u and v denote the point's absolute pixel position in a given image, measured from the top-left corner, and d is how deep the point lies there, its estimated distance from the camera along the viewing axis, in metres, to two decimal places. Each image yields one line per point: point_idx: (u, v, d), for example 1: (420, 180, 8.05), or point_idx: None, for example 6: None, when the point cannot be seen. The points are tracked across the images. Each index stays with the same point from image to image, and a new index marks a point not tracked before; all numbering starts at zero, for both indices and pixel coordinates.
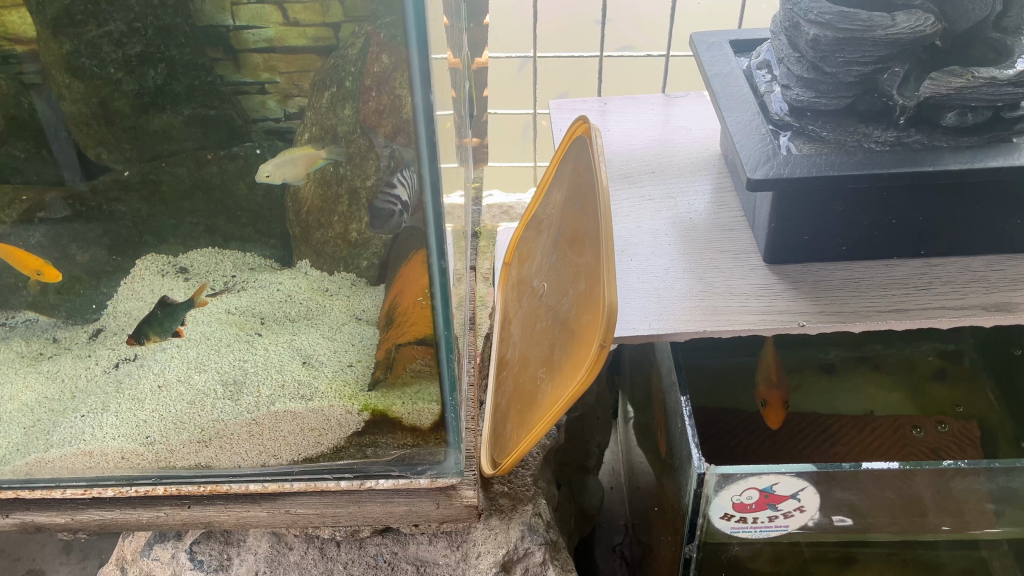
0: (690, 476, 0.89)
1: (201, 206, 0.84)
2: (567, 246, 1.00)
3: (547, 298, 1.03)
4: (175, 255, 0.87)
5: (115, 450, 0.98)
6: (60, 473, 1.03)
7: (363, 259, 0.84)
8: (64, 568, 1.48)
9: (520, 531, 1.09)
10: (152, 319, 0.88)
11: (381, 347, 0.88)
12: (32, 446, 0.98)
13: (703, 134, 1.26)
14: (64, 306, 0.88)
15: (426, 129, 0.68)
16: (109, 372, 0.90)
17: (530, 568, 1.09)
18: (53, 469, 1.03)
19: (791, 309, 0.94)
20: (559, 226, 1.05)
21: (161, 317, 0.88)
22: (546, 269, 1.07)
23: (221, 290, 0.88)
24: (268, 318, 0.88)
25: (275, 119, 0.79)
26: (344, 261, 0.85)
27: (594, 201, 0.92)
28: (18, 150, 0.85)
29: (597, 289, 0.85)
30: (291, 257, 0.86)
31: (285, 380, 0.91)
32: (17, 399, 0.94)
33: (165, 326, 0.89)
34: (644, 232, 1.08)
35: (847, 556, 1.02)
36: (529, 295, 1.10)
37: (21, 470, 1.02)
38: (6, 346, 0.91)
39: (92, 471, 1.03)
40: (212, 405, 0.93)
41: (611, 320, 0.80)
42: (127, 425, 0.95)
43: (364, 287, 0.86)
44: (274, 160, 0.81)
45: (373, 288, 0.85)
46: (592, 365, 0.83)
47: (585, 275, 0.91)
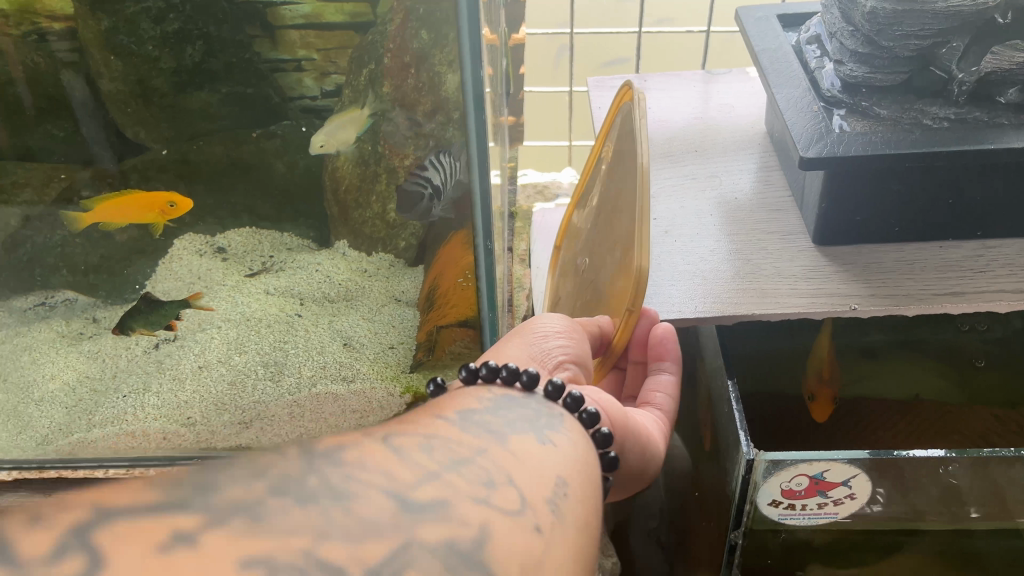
0: (737, 461, 0.85)
1: (243, 186, 0.92)
2: (611, 212, 0.95)
3: (594, 270, 0.97)
4: (212, 235, 0.95)
5: (156, 433, 1.03)
6: (102, 453, 1.06)
7: (401, 239, 0.92)
8: None
9: None
10: (138, 313, 0.95)
11: (423, 328, 0.97)
12: (75, 426, 1.02)
13: (747, 112, 1.24)
14: (104, 287, 0.95)
15: (473, 91, 0.74)
16: (149, 352, 0.98)
17: None
18: (97, 450, 1.06)
19: (842, 292, 0.91)
20: (609, 191, 0.98)
21: (149, 312, 0.95)
22: (594, 239, 1.01)
23: (259, 270, 0.96)
24: (307, 299, 0.97)
25: (312, 97, 0.86)
26: (382, 241, 0.93)
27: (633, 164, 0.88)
28: (58, 129, 0.89)
29: (629, 254, 0.81)
30: (329, 238, 0.94)
31: (325, 362, 1.00)
32: (58, 378, 0.99)
33: (153, 320, 0.95)
34: (692, 216, 1.05)
35: (890, 541, 0.97)
36: (578, 269, 1.05)
37: (65, 449, 1.06)
38: (47, 326, 0.96)
39: (135, 450, 1.06)
40: (252, 386, 1.01)
41: (645, 286, 0.77)
42: (167, 407, 1.01)
43: (403, 269, 0.95)
44: (325, 130, 0.86)
45: (412, 270, 0.95)
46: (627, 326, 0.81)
47: (621, 243, 0.87)
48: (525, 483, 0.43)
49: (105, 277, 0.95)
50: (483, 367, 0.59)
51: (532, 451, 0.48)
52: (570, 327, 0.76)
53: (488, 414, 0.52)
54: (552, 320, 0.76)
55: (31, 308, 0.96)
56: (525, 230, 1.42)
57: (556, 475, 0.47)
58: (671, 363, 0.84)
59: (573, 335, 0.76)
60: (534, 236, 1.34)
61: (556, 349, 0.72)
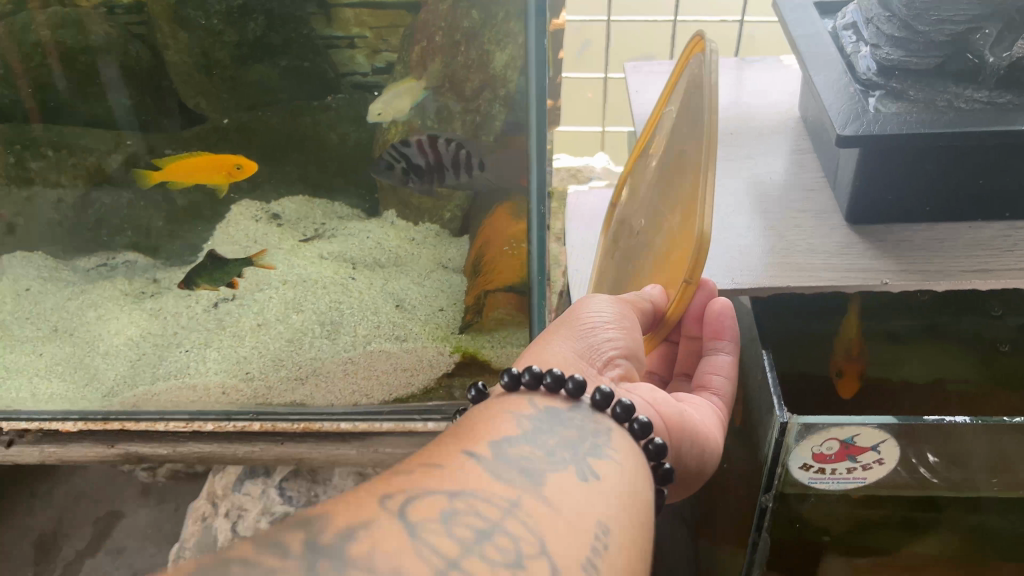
0: (771, 425, 0.89)
1: (299, 156, 0.94)
2: (665, 188, 0.92)
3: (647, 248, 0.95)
4: (268, 202, 0.99)
5: (217, 385, 1.12)
6: (165, 404, 1.15)
7: (447, 210, 0.96)
8: (143, 510, 1.49)
9: None
10: (202, 269, 1.00)
11: (471, 293, 1.02)
12: (140, 379, 1.11)
13: (780, 97, 1.27)
14: (165, 250, 1.01)
15: (535, 41, 0.76)
16: (210, 311, 1.04)
17: None
18: (159, 402, 1.16)
19: (874, 267, 0.94)
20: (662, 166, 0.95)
21: (213, 270, 1.00)
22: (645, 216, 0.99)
23: (312, 236, 1.01)
24: (359, 263, 1.00)
25: (363, 74, 0.88)
26: (428, 212, 0.97)
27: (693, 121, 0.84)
28: (126, 97, 0.93)
29: (689, 221, 0.78)
30: (378, 208, 0.97)
31: (380, 322, 1.05)
32: (123, 334, 1.06)
33: (216, 276, 1.01)
34: (727, 196, 1.09)
35: (906, 517, 0.97)
36: (631, 246, 1.03)
37: (128, 402, 1.15)
38: (110, 285, 1.03)
39: (196, 403, 1.16)
40: (310, 343, 1.07)
41: (705, 256, 0.74)
42: (229, 361, 1.09)
43: (449, 238, 0.99)
44: (384, 98, 0.88)
45: (457, 240, 0.98)
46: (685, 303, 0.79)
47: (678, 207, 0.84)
48: (541, 552, 0.51)
49: (166, 240, 1.01)
50: (526, 371, 0.71)
51: (560, 497, 0.57)
52: (620, 315, 0.81)
53: (520, 446, 0.62)
54: (600, 303, 0.83)
55: (93, 268, 1.02)
56: (560, 211, 1.46)
57: (576, 532, 0.55)
58: (727, 342, 0.86)
59: (626, 324, 0.81)
60: (569, 215, 1.38)
61: (604, 344, 0.80)
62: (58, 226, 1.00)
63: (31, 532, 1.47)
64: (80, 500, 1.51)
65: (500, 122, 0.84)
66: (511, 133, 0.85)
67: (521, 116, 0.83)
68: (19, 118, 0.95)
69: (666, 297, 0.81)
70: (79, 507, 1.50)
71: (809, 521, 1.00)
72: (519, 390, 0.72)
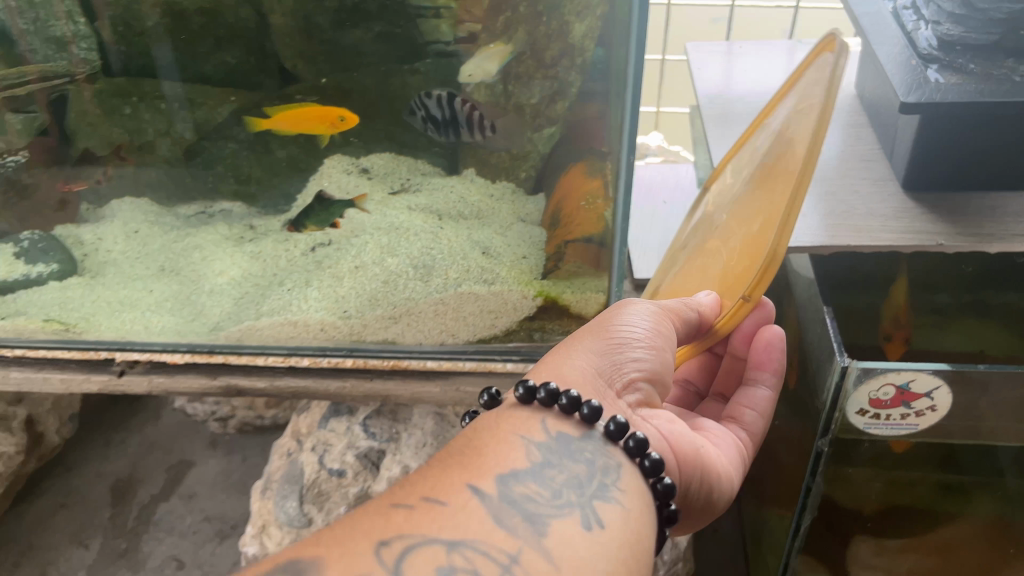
0: (831, 371, 0.95)
1: (384, 118, 1.01)
2: (759, 178, 0.89)
3: (724, 243, 0.93)
4: (358, 157, 1.06)
5: (316, 323, 1.08)
6: (267, 340, 1.12)
7: (522, 171, 1.02)
8: (213, 460, 1.59)
9: None
10: (312, 210, 1.05)
11: (551, 243, 1.03)
12: (245, 314, 1.09)
13: (835, 77, 1.34)
14: (263, 198, 1.09)
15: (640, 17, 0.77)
16: (308, 253, 1.07)
17: None
18: (263, 337, 1.12)
19: (929, 230, 1.00)
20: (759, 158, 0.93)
21: (320, 210, 1.05)
22: (731, 206, 0.97)
23: (400, 189, 1.06)
24: (444, 215, 1.05)
25: (446, 42, 0.93)
26: (505, 171, 1.02)
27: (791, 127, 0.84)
28: (231, 56, 1.00)
29: (766, 230, 0.79)
30: (458, 166, 1.03)
31: (469, 266, 1.04)
32: (225, 274, 1.08)
33: (322, 217, 1.05)
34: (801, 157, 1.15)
35: (942, 479, 1.06)
36: (707, 242, 1.01)
37: (234, 336, 1.12)
38: (213, 230, 1.10)
39: (294, 340, 1.12)
40: (404, 285, 1.05)
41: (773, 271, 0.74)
42: (328, 297, 1.06)
43: (523, 196, 1.04)
44: (475, 59, 0.93)
45: (532, 197, 1.04)
46: (739, 317, 0.80)
47: (757, 212, 0.85)
48: None
49: (262, 188, 1.08)
50: (543, 389, 0.71)
51: (560, 549, 0.59)
52: (657, 330, 0.79)
53: (528, 483, 0.64)
54: (637, 311, 0.81)
55: (193, 215, 1.10)
56: None
57: None
58: (769, 376, 0.90)
59: (659, 341, 0.79)
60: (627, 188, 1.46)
61: (631, 363, 0.78)
62: (162, 175, 1.08)
63: (109, 477, 1.55)
64: (153, 449, 1.61)
65: (577, 88, 0.91)
66: (583, 102, 0.92)
67: (593, 84, 0.90)
68: (123, 72, 1.02)
69: (718, 308, 0.82)
70: (152, 455, 1.59)
71: (854, 479, 1.06)
72: (533, 402, 0.72)
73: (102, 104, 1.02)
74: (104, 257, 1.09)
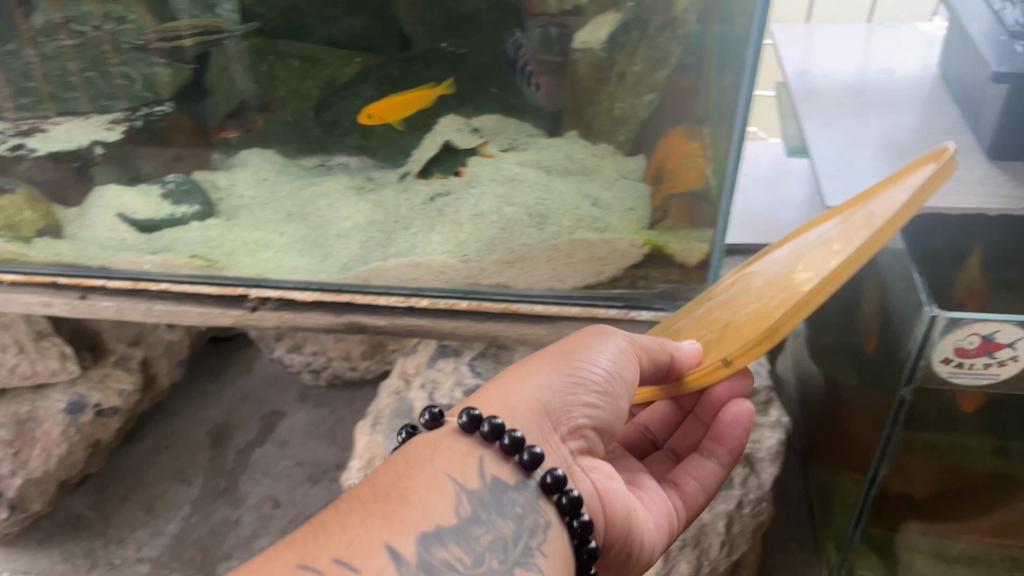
0: (919, 323, 0.99)
1: (496, 81, 1.02)
2: (787, 257, 0.91)
3: (734, 303, 0.95)
4: (470, 117, 1.08)
5: (439, 265, 1.19)
6: (392, 281, 1.24)
7: (622, 133, 1.04)
8: (303, 411, 1.68)
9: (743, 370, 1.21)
10: (438, 160, 1.10)
11: (655, 197, 1.08)
12: (374, 255, 1.21)
13: (917, 59, 1.41)
14: (381, 152, 1.12)
15: None
16: (427, 202, 1.13)
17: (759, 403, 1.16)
18: (387, 278, 1.24)
19: (1014, 194, 1.07)
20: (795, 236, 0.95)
21: (446, 160, 1.10)
22: (776, 244, 0.99)
23: (508, 148, 1.09)
24: (552, 170, 1.09)
25: (552, 14, 0.95)
26: (606, 134, 1.05)
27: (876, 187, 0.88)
28: (358, 22, 1.01)
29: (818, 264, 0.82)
30: (560, 128, 1.06)
31: (581, 216, 1.12)
32: (352, 219, 1.18)
33: (446, 166, 1.10)
34: (897, 130, 1.23)
35: (999, 445, 1.07)
36: (714, 297, 1.02)
37: (361, 276, 1.24)
38: (337, 177, 1.15)
39: (417, 282, 1.24)
40: (520, 232, 1.14)
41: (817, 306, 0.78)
42: (450, 243, 1.17)
43: (620, 156, 1.07)
44: (587, 28, 0.95)
45: (631, 158, 1.06)
46: (709, 376, 0.87)
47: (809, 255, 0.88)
48: None
49: (383, 143, 1.11)
50: (487, 423, 0.75)
51: None
52: (614, 380, 0.84)
53: (449, 547, 0.67)
54: (610, 352, 0.85)
55: (313, 167, 1.15)
56: None
57: None
58: (724, 451, 0.93)
59: (616, 386, 0.84)
60: None
61: (581, 408, 0.82)
62: (287, 128, 1.12)
63: (207, 423, 1.66)
64: (247, 399, 1.71)
65: (676, 60, 0.95)
66: (676, 76, 0.96)
67: (689, 59, 0.94)
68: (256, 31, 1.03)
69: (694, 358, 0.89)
70: (246, 405, 1.69)
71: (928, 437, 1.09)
72: (474, 433, 0.76)
73: (243, 62, 1.06)
74: (236, 201, 1.18)
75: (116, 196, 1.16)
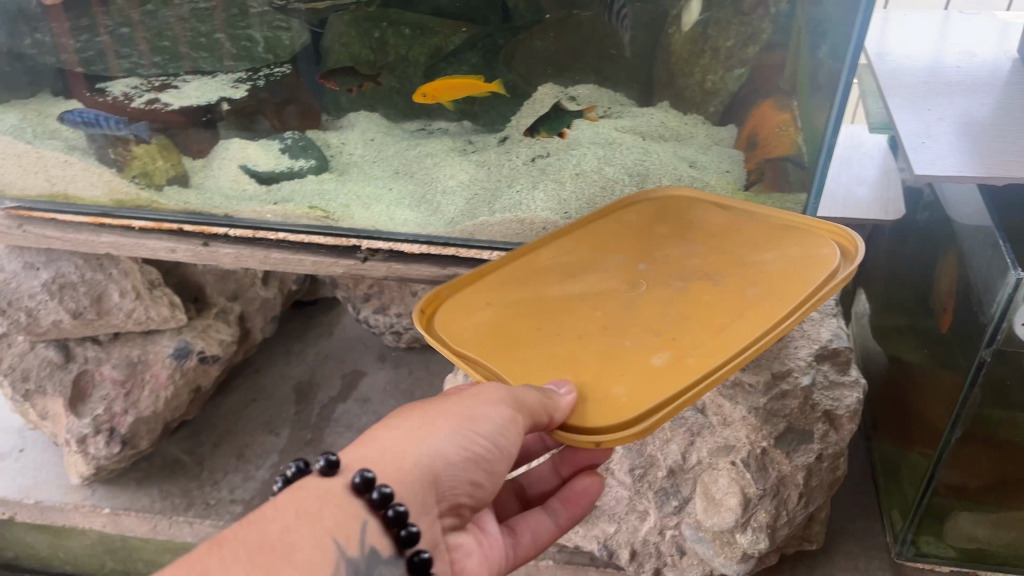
0: (1002, 287, 1.08)
1: (595, 54, 1.11)
2: (684, 297, 1.00)
3: (625, 304, 1.00)
4: (569, 86, 1.14)
5: (541, 221, 1.24)
6: (495, 236, 1.27)
7: (712, 105, 1.12)
8: (382, 371, 1.76)
9: (829, 333, 1.20)
10: (547, 120, 1.16)
11: (749, 160, 1.15)
12: (479, 212, 1.24)
13: (996, 43, 1.46)
14: (483, 117, 1.18)
15: None
16: (529, 163, 1.20)
17: (841, 364, 1.18)
18: (490, 234, 1.27)
19: None
20: (704, 268, 1.04)
21: (553, 120, 1.16)
22: (656, 291, 1.01)
23: (606, 115, 1.15)
24: (647, 135, 1.16)
25: None
26: (696, 105, 1.13)
27: (769, 291, 0.96)
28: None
29: (692, 365, 0.88)
30: (653, 99, 1.13)
31: (681, 176, 1.20)
32: (457, 177, 1.23)
33: (553, 127, 1.16)
34: (978, 105, 1.27)
35: None
36: (604, 272, 1.07)
37: (465, 231, 1.28)
38: (442, 139, 1.21)
39: (517, 239, 1.27)
40: (620, 189, 1.23)
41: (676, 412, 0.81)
42: (554, 200, 1.22)
43: (710, 126, 1.15)
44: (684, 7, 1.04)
45: (718, 128, 1.15)
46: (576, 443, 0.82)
47: (694, 335, 0.93)
48: None
49: (485, 109, 1.17)
50: (379, 491, 0.72)
51: None
52: (491, 445, 0.80)
53: None
54: (496, 413, 0.79)
55: (415, 130, 1.21)
56: None
57: None
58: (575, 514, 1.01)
59: (485, 454, 0.80)
60: None
61: (461, 480, 0.80)
62: (394, 94, 1.18)
63: (290, 379, 1.75)
64: (329, 358, 1.80)
65: (767, 37, 1.04)
66: (765, 52, 1.05)
67: (778, 39, 1.03)
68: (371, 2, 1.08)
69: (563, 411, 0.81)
70: (329, 363, 1.78)
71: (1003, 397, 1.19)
72: (364, 494, 0.73)
73: (359, 30, 1.11)
74: (347, 158, 1.24)
75: (241, 148, 1.24)
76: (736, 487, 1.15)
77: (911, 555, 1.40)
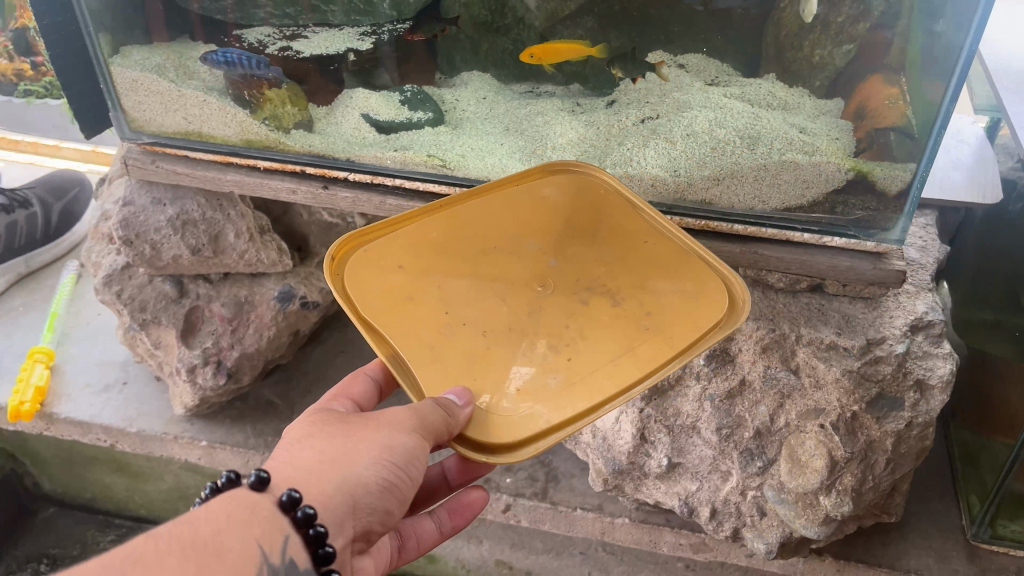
0: None
1: (706, 21, 1.12)
2: (581, 307, 0.99)
3: (526, 297, 1.00)
4: (677, 55, 1.17)
5: (649, 178, 1.26)
6: None
7: (817, 80, 1.13)
8: None
9: (924, 306, 1.28)
10: (622, 60, 1.19)
11: (858, 130, 1.13)
12: None
13: None
14: (592, 80, 1.24)
15: None
16: (637, 124, 1.23)
17: (932, 336, 1.26)
18: None
19: None
20: (607, 276, 1.03)
21: (630, 63, 1.19)
22: (556, 292, 1.01)
23: (717, 82, 1.19)
24: (756, 104, 1.18)
25: None
26: (802, 80, 1.14)
27: (666, 316, 0.98)
28: None
29: (579, 392, 0.89)
30: (760, 70, 1.16)
31: (792, 138, 1.16)
32: (566, 136, 1.26)
33: (628, 68, 1.19)
34: None
35: None
36: (512, 253, 1.06)
37: None
38: (553, 99, 1.28)
39: None
40: (731, 152, 1.19)
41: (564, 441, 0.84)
42: (663, 158, 1.23)
43: (814, 99, 1.15)
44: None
45: (826, 101, 1.14)
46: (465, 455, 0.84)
47: (587, 355, 0.93)
48: None
49: (593, 73, 1.23)
50: (303, 509, 0.74)
51: None
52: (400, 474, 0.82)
53: None
54: (410, 440, 0.82)
55: (524, 92, 1.28)
56: None
57: None
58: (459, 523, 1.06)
59: (396, 480, 0.82)
60: None
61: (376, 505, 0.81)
62: (506, 54, 1.23)
63: None
64: None
65: (880, 11, 1.02)
66: (873, 30, 1.05)
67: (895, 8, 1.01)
68: None
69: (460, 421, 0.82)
70: None
71: None
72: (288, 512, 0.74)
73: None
74: (460, 114, 1.30)
75: (364, 97, 1.31)
76: (822, 450, 1.18)
77: (987, 537, 1.40)
